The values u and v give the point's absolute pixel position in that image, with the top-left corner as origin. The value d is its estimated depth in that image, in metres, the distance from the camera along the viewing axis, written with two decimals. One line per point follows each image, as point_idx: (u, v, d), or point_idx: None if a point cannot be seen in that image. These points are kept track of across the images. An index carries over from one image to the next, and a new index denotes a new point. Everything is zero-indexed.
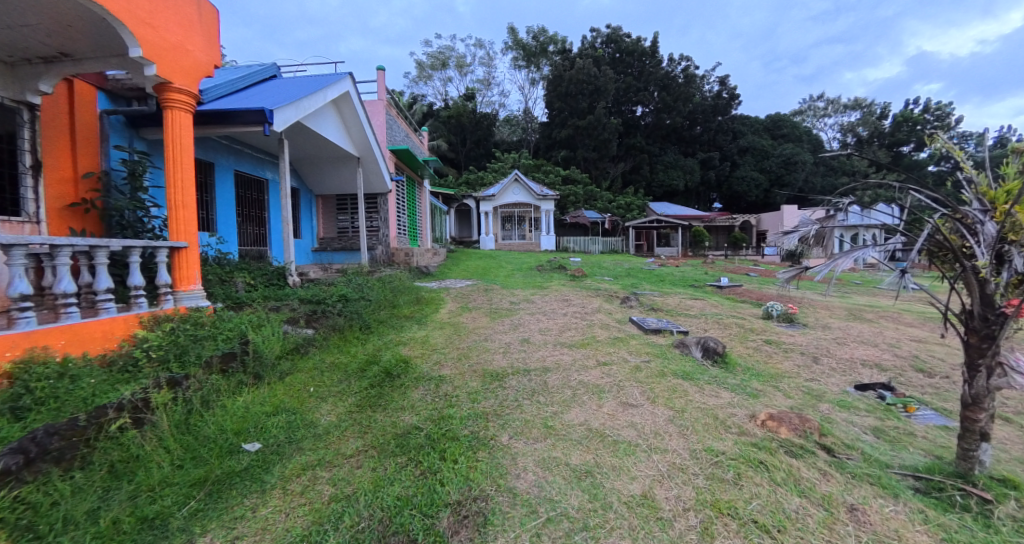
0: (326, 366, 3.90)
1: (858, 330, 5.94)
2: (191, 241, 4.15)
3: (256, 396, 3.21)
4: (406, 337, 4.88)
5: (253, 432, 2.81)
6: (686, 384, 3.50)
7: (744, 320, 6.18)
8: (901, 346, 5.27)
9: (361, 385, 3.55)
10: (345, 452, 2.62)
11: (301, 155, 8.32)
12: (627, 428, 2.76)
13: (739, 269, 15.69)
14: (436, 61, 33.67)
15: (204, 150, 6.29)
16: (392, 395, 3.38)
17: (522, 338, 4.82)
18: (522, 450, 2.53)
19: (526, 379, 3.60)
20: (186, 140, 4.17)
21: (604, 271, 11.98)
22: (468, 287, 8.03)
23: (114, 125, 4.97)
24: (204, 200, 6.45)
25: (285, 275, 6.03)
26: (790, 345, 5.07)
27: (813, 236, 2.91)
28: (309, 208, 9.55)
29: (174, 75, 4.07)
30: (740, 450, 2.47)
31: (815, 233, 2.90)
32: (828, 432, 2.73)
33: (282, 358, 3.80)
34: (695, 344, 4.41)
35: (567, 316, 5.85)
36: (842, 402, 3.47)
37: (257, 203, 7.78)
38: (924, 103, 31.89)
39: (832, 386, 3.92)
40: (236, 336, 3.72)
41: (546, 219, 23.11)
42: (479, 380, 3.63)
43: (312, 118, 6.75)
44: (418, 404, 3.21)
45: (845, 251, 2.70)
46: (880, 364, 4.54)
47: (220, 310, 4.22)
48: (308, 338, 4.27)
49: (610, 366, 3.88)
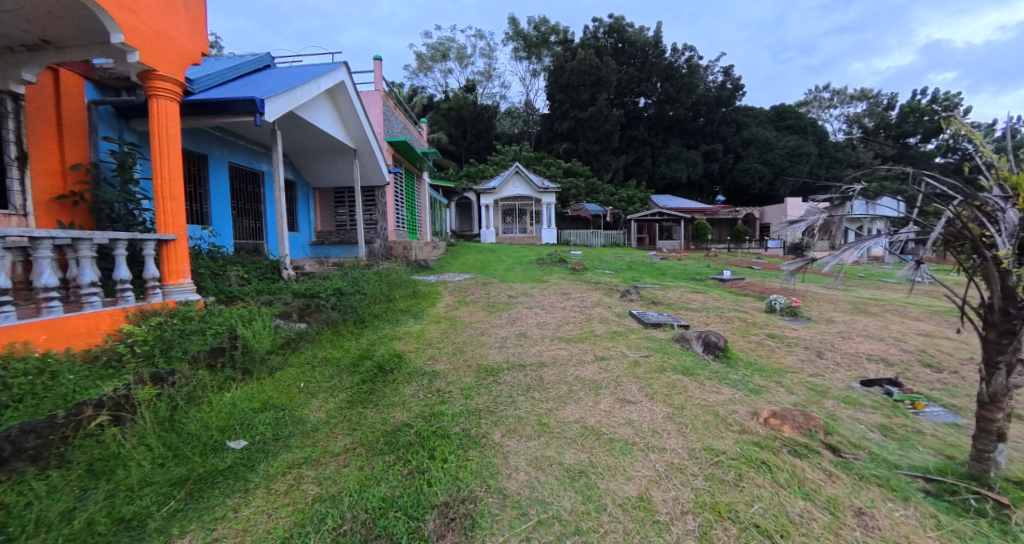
0: (319, 361, 3.81)
1: (862, 324, 5.79)
2: (180, 234, 3.98)
3: (244, 391, 3.11)
4: (400, 331, 4.79)
5: (239, 429, 2.70)
6: (686, 381, 3.39)
7: (745, 314, 6.08)
8: (907, 340, 5.11)
9: (353, 380, 3.47)
10: (333, 450, 2.54)
11: (297, 148, 8.21)
12: (623, 426, 2.67)
13: (742, 262, 15.48)
14: (436, 52, 33.34)
15: (196, 141, 6.20)
16: (384, 391, 3.29)
17: (519, 333, 4.71)
18: (514, 448, 2.44)
19: (522, 375, 3.50)
20: (173, 130, 3.99)
21: (605, 265, 11.83)
22: (466, 281, 7.93)
23: (102, 116, 4.87)
24: (198, 192, 6.40)
25: (280, 268, 5.95)
26: (794, 339, 4.96)
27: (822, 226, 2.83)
28: (307, 201, 9.46)
29: (160, 62, 3.88)
30: (740, 449, 2.38)
31: (822, 222, 2.85)
32: (833, 430, 2.60)
33: (272, 353, 3.70)
34: (695, 338, 4.30)
35: (565, 310, 5.73)
36: (846, 399, 3.37)
37: (252, 196, 7.67)
38: (933, 94, 31.28)
39: (836, 381, 3.82)
40: (226, 330, 3.62)
41: (547, 213, 22.93)
42: (473, 375, 3.54)
43: (307, 109, 6.63)
44: (410, 400, 3.12)
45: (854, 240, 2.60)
46: (887, 359, 4.42)
47: (211, 304, 4.08)
48: (301, 332, 4.16)
49: (608, 361, 3.78)
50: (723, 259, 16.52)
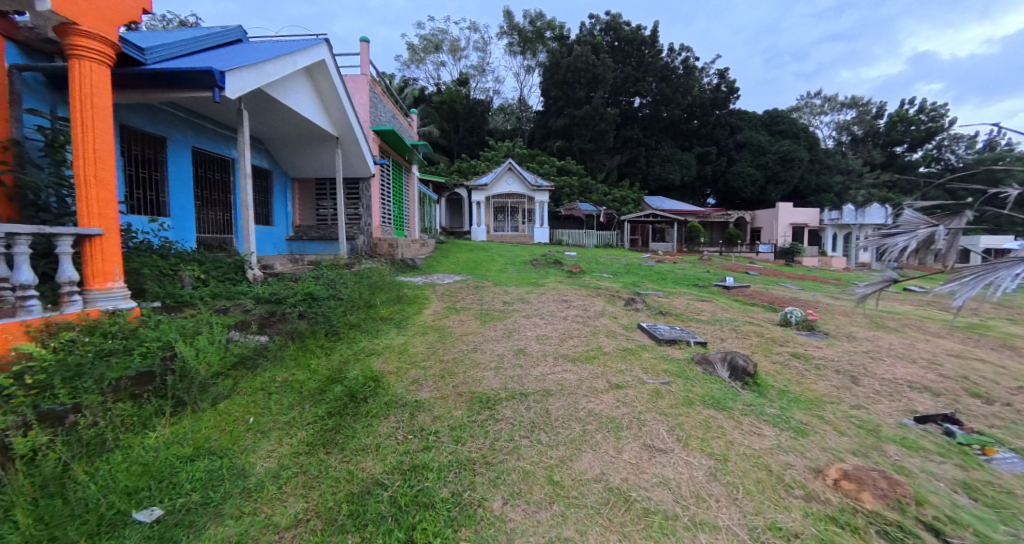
0: (277, 386, 3.17)
1: (887, 342, 5.32)
2: (109, 228, 3.27)
3: (173, 434, 2.48)
4: (381, 345, 4.16)
5: (156, 490, 2.07)
6: (721, 418, 2.82)
7: (761, 328, 5.57)
8: (943, 363, 4.64)
9: (317, 413, 2.85)
10: (278, 523, 1.92)
11: (273, 134, 7.50)
12: (657, 489, 2.09)
13: (739, 267, 15.06)
14: (428, 43, 32.37)
15: (151, 120, 5.50)
16: (354, 428, 2.69)
17: (517, 349, 4.10)
18: (518, 527, 1.85)
19: (524, 409, 2.90)
20: (103, 100, 3.25)
21: (603, 268, 11.28)
22: (457, 284, 7.28)
23: (29, 85, 4.10)
24: (154, 179, 5.71)
25: (245, 268, 5.26)
26: (822, 360, 4.44)
27: (932, 241, 2.64)
28: (283, 192, 8.71)
29: (82, 14, 3.09)
30: (817, 531, 1.83)
31: (925, 237, 2.66)
32: (924, 499, 2.05)
33: (220, 377, 3.05)
34: (720, 361, 3.72)
35: (567, 321, 5.14)
36: (906, 442, 2.84)
37: (219, 185, 6.94)
38: (922, 104, 31.55)
39: (884, 415, 3.30)
40: (160, 348, 2.94)
41: (541, 211, 22.22)
42: (465, 407, 2.92)
43: (282, 89, 5.93)
44: (385, 443, 2.52)
45: (979, 269, 2.44)
46: (930, 387, 3.92)
47: (147, 314, 3.40)
48: (260, 348, 3.50)
49: (626, 391, 3.18)
50: (718, 263, 16.20)
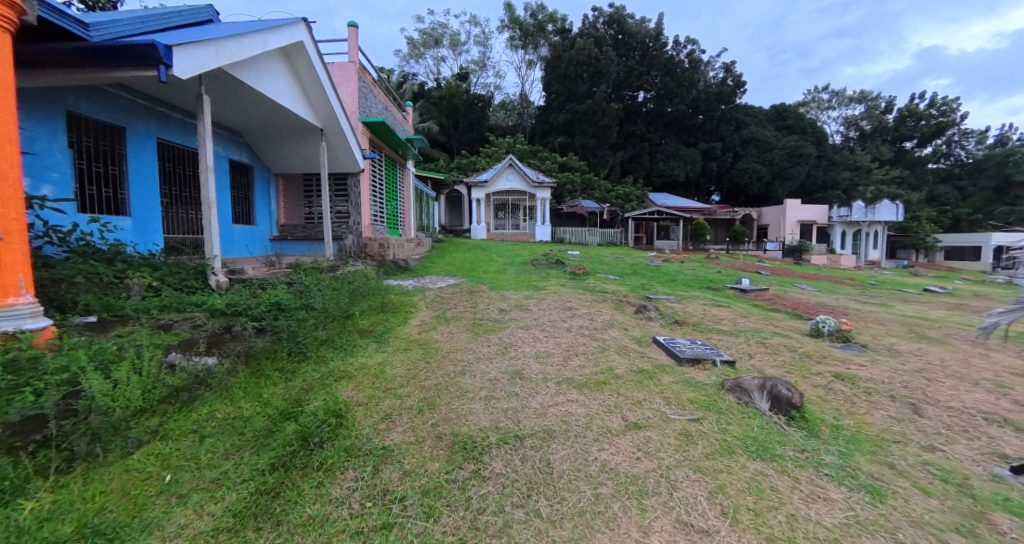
0: (215, 426, 2.56)
1: (937, 357, 4.65)
2: (12, 230, 2.67)
3: (52, 508, 1.88)
4: (354, 365, 3.54)
5: None
6: (773, 476, 2.18)
7: (791, 340, 4.92)
8: (1011, 385, 3.98)
9: (256, 466, 2.24)
10: None
11: (250, 125, 6.88)
12: None
13: (751, 267, 14.31)
14: (427, 37, 31.64)
15: (105, 108, 4.91)
16: (297, 491, 2.07)
17: (513, 371, 3.47)
18: None
19: (519, 461, 2.26)
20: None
21: (607, 269, 10.56)
22: (450, 288, 6.65)
23: None
24: (111, 174, 5.13)
25: (208, 274, 4.63)
26: (869, 382, 3.80)
27: None
28: (265, 189, 8.08)
29: None
30: None
31: None
32: None
33: (140, 417, 2.43)
34: (757, 389, 3.09)
35: (571, 334, 4.50)
36: (1012, 505, 2.20)
37: (190, 181, 6.34)
38: (934, 98, 30.69)
39: (968, 461, 2.66)
40: (64, 382, 2.34)
41: (542, 209, 21.52)
42: (444, 458, 2.30)
43: (251, 72, 5.32)
44: (334, 517, 1.90)
45: None
46: (1010, 419, 3.27)
47: (62, 333, 2.81)
48: (203, 374, 2.89)
49: (647, 433, 2.55)
50: (727, 263, 15.47)
